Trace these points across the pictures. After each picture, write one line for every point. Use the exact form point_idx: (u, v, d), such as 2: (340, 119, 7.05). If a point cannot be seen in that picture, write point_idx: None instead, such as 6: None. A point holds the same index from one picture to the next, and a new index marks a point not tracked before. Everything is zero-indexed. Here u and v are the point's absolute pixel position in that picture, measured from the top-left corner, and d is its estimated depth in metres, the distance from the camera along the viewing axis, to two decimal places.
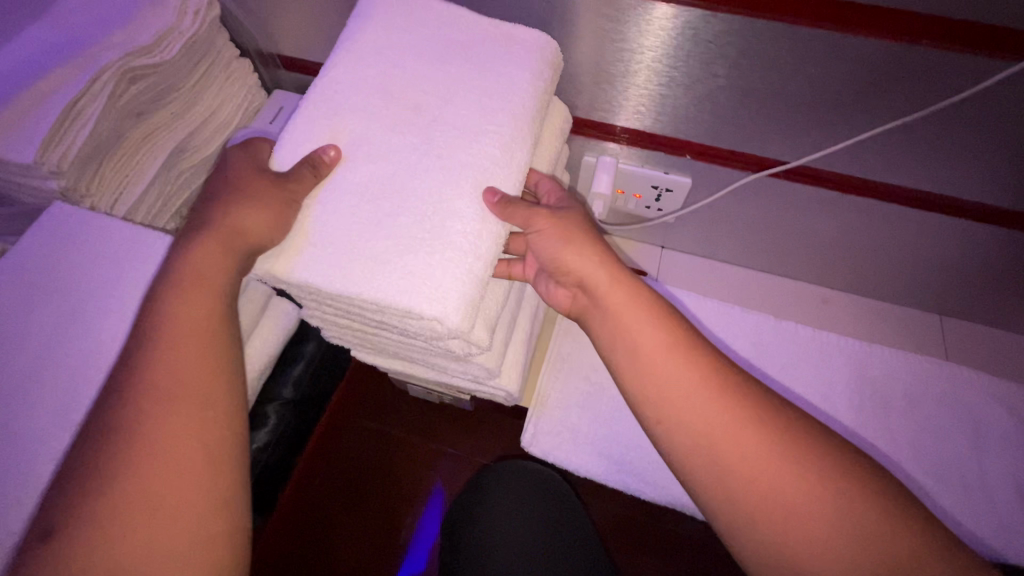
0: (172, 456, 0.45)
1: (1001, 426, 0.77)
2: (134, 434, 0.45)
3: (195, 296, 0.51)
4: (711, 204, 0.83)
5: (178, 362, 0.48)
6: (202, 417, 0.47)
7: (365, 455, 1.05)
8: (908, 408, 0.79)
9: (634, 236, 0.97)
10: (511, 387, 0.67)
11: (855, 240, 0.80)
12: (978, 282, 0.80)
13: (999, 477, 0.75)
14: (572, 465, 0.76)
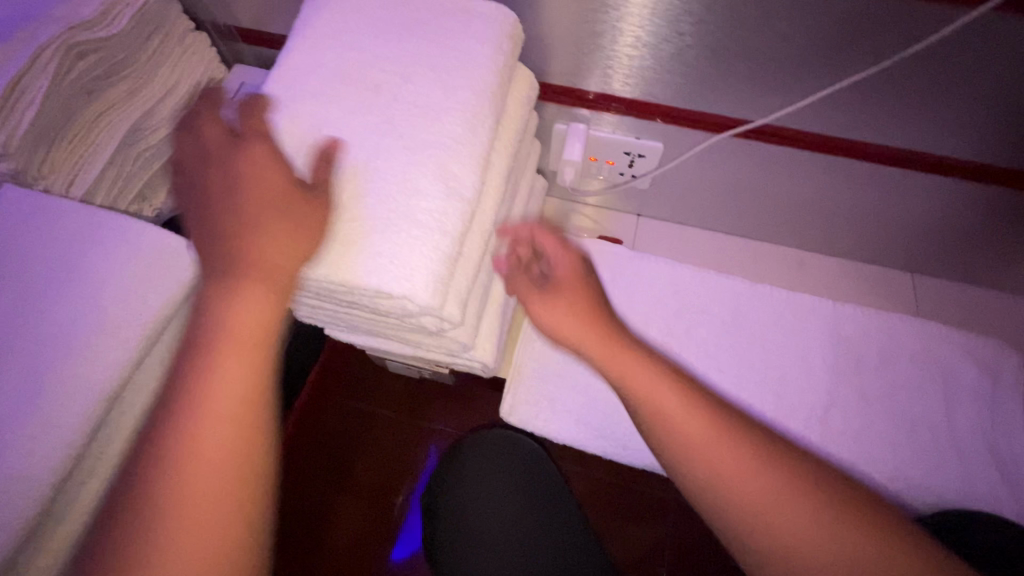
0: (214, 477, 0.45)
1: (970, 379, 0.79)
2: (193, 446, 0.46)
3: (236, 299, 0.50)
4: (685, 169, 0.82)
5: (234, 383, 0.48)
6: (239, 444, 0.47)
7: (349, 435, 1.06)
8: (882, 365, 0.80)
9: (610, 205, 0.96)
10: (489, 360, 0.66)
11: (829, 200, 0.80)
12: (950, 238, 0.80)
13: (968, 428, 0.76)
14: (551, 433, 0.76)
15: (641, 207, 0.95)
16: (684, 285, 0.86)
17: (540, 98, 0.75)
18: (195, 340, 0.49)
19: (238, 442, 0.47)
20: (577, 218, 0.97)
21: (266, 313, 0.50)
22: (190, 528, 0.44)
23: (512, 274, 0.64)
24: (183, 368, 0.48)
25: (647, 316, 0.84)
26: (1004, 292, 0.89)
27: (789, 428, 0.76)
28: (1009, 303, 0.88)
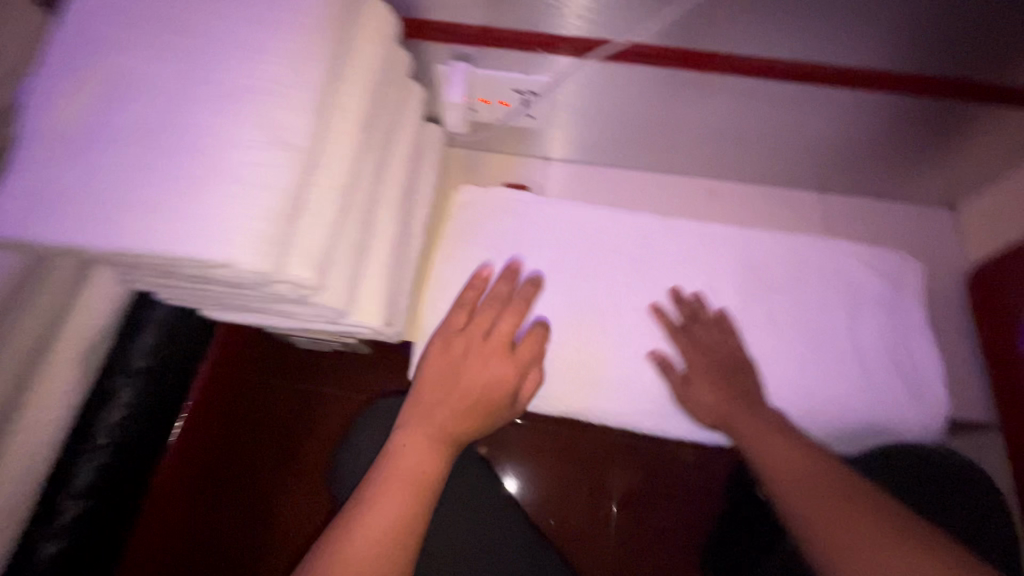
0: (381, 517, 0.56)
1: (874, 293, 0.80)
2: (386, 476, 0.59)
3: (410, 443, 0.63)
4: (582, 104, 0.77)
5: (420, 458, 0.62)
6: (394, 535, 0.55)
7: (270, 423, 1.02)
8: (789, 287, 0.80)
9: (515, 149, 0.91)
10: (376, 326, 0.62)
11: (731, 125, 0.77)
12: (853, 151, 0.79)
13: (871, 343, 0.77)
14: None
15: (548, 150, 0.90)
16: (574, 233, 0.81)
17: (411, 36, 0.68)
18: (405, 445, 0.63)
19: (397, 536, 0.55)
20: (484, 167, 0.92)
21: (509, 366, 0.69)
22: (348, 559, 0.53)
23: (456, 310, 0.72)
24: (396, 443, 0.63)
25: (518, 280, 0.78)
26: (910, 202, 0.89)
27: (705, 362, 0.75)
28: (916, 212, 0.89)
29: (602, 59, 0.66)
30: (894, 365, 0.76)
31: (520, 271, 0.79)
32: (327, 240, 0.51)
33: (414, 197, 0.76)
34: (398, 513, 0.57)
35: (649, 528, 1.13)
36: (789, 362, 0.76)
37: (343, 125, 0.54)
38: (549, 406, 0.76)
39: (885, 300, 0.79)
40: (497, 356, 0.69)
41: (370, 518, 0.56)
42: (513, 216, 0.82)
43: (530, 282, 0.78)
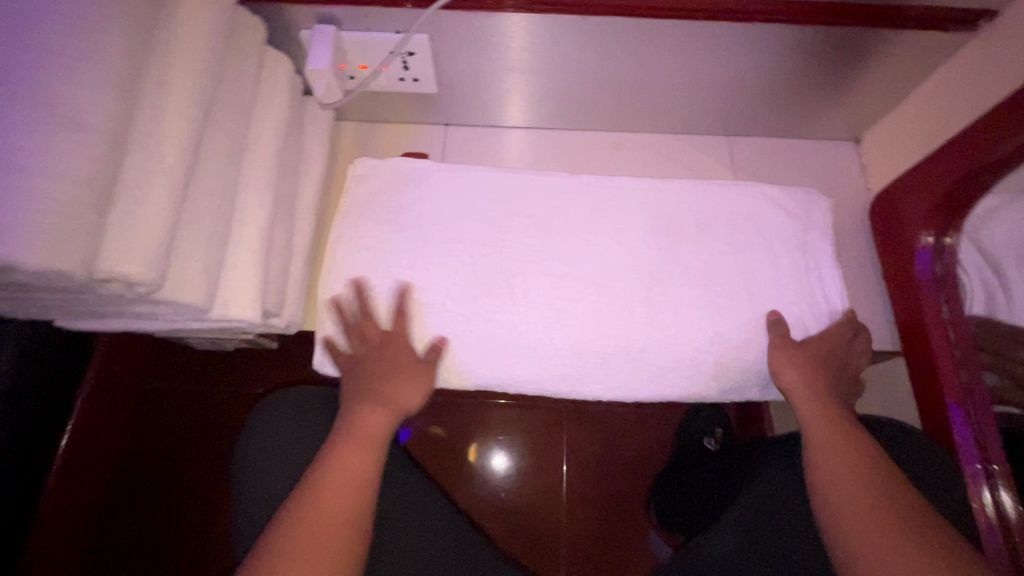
0: (351, 484, 0.59)
1: (784, 232, 0.77)
2: (352, 441, 0.63)
3: (358, 413, 0.66)
4: (466, 61, 0.72)
5: (380, 423, 0.65)
6: (359, 488, 0.59)
7: (176, 436, 0.89)
8: (700, 232, 0.76)
9: (410, 118, 0.86)
10: (253, 319, 0.58)
11: (623, 72, 0.74)
12: (751, 90, 0.77)
13: (787, 284, 0.74)
14: None
15: (445, 115, 0.86)
16: (475, 199, 0.76)
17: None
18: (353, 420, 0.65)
19: (360, 492, 0.59)
20: (379, 140, 0.87)
21: (415, 391, 0.68)
22: (320, 528, 0.55)
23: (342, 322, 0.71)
24: (358, 412, 0.66)
25: (413, 267, 0.73)
26: (816, 137, 0.88)
27: (620, 322, 0.71)
28: (823, 147, 0.88)
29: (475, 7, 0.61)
30: (809, 303, 0.74)
31: (415, 255, 0.73)
32: (161, 230, 0.46)
33: (295, 178, 0.71)
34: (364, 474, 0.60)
35: (601, 490, 1.13)
36: (708, 312, 0.72)
37: (171, 100, 0.49)
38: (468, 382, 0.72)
39: (801, 239, 0.77)
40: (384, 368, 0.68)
41: (337, 482, 0.59)
42: (405, 187, 0.76)
43: (426, 267, 0.73)
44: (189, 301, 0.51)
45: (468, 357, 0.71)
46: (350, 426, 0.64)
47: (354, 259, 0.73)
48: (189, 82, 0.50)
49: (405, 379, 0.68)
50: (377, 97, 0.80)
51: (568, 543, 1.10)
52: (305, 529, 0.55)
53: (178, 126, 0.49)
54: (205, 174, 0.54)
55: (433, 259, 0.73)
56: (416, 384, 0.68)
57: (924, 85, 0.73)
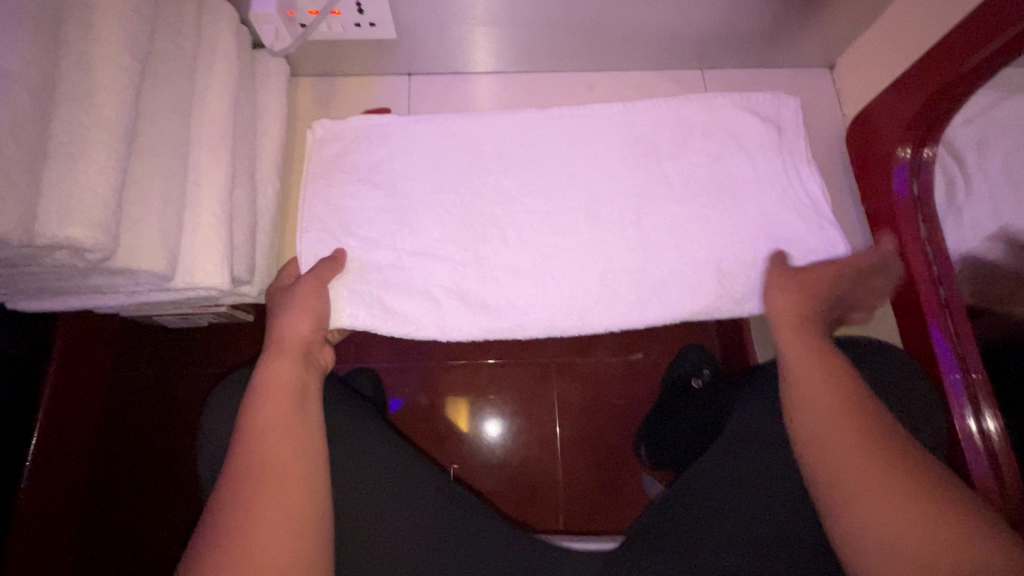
0: (274, 435, 0.50)
1: (765, 153, 0.74)
2: (259, 395, 0.53)
3: (263, 370, 0.56)
4: (421, 1, 0.68)
5: (285, 370, 0.56)
6: (288, 438, 0.50)
7: (151, 417, 0.87)
8: (677, 152, 0.74)
9: (369, 68, 0.81)
10: (222, 285, 0.55)
11: (589, 4, 0.70)
12: (722, 18, 0.74)
13: (775, 204, 0.72)
14: (389, 331, 0.68)
15: (405, 64, 0.81)
16: (446, 151, 0.73)
17: None
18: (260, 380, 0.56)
19: (292, 444, 0.50)
20: (338, 96, 0.82)
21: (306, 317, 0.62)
22: (272, 499, 0.45)
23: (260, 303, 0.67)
24: (261, 367, 0.57)
25: (392, 232, 0.70)
26: (790, 66, 0.85)
27: (608, 255, 0.70)
28: (799, 74, 0.85)
29: None
30: (797, 216, 0.72)
31: (393, 219, 0.70)
32: (108, 191, 0.43)
33: (253, 138, 0.67)
34: (288, 420, 0.51)
35: (593, 440, 1.15)
36: (693, 235, 0.71)
37: (101, 47, 0.44)
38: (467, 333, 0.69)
39: (789, 167, 0.74)
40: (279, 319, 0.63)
41: (259, 440, 0.49)
42: (364, 149, 0.73)
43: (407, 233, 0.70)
44: (147, 269, 0.48)
45: (457, 317, 0.69)
46: (252, 383, 0.55)
47: (323, 228, 0.70)
48: (118, 27, 0.45)
49: (294, 311, 0.62)
50: (331, 46, 0.75)
51: (564, 494, 1.12)
52: (240, 513, 0.44)
53: (112, 75, 0.44)
54: (151, 131, 0.50)
55: (412, 221, 0.70)
56: (300, 315, 0.62)
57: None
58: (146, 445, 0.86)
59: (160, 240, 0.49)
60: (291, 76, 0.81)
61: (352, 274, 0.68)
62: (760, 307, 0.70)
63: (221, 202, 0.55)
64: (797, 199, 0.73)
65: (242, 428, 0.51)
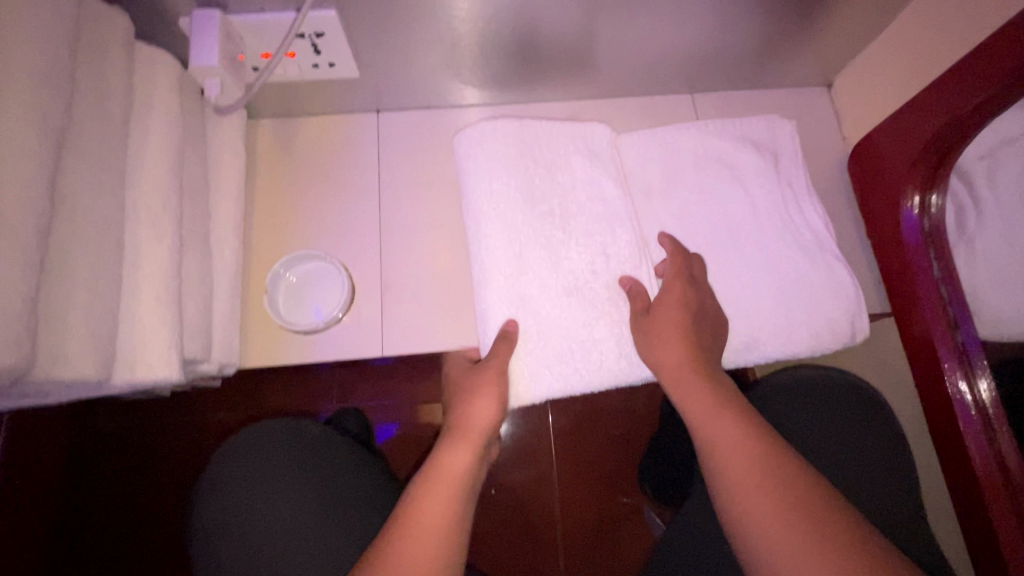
0: (428, 532, 0.49)
1: (759, 185, 0.69)
2: (428, 486, 0.53)
3: (456, 440, 0.57)
4: (385, 38, 0.62)
5: (465, 462, 0.55)
6: (445, 534, 0.49)
7: (120, 467, 0.91)
8: (668, 188, 0.69)
9: (334, 107, 0.74)
10: (171, 378, 0.49)
11: (569, 26, 0.64)
12: (712, 38, 0.69)
13: (776, 242, 0.67)
14: (603, 379, 0.61)
15: (374, 100, 0.74)
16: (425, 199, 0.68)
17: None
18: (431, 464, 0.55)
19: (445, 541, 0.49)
20: (302, 138, 0.75)
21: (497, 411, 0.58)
22: None
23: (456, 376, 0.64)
24: (440, 453, 0.56)
25: (580, 276, 0.62)
26: (785, 85, 0.80)
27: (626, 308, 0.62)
28: (795, 94, 0.80)
29: None
30: (799, 254, 0.67)
31: (545, 244, 0.62)
32: (17, 302, 0.37)
33: (206, 197, 0.61)
34: (450, 520, 0.50)
35: (589, 471, 1.10)
36: None
37: (3, 130, 0.38)
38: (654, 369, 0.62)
39: (789, 202, 0.69)
40: (467, 401, 0.59)
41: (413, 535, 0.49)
42: (584, 172, 0.65)
43: (534, 252, 0.61)
44: (76, 377, 0.42)
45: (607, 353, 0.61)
46: (429, 465, 0.55)
47: (612, 285, 0.62)
48: (22, 105, 0.39)
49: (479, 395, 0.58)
50: (292, 90, 0.69)
51: (563, 534, 1.07)
52: None
53: (18, 163, 0.38)
54: (77, 209, 0.44)
55: (540, 237, 0.62)
56: (490, 399, 0.58)
57: (897, 17, 0.65)
58: (117, 498, 0.90)
59: (94, 341, 0.43)
60: (250, 119, 0.75)
61: (558, 345, 0.60)
62: (764, 359, 0.65)
63: (167, 284, 0.49)
64: (797, 236, 0.68)
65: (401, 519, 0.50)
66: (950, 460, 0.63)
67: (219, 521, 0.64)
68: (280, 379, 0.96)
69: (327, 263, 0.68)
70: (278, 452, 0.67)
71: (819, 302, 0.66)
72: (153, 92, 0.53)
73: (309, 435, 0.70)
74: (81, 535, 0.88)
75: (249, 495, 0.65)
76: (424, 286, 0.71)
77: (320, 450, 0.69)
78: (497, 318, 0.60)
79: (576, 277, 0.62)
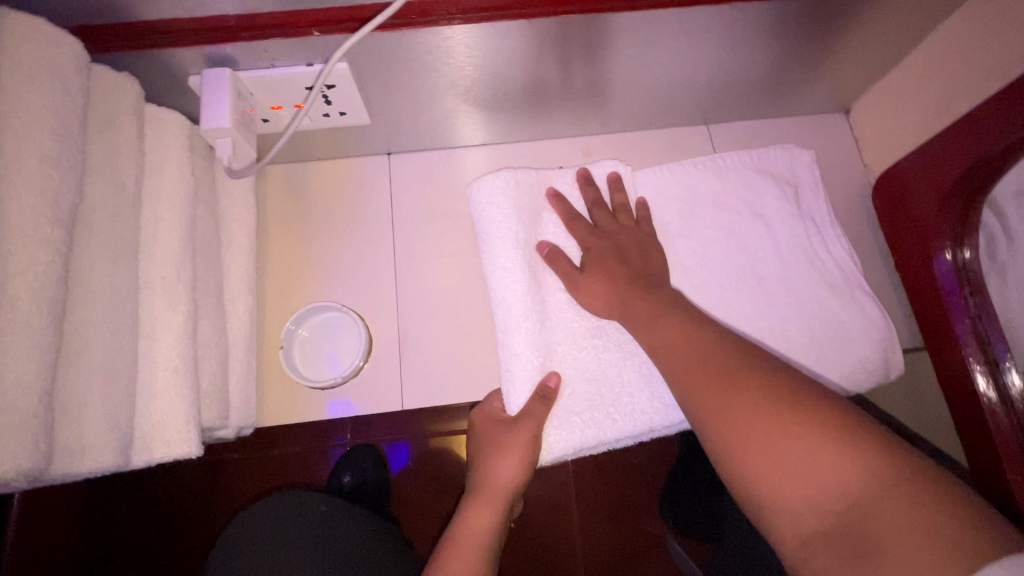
0: None
1: (782, 220, 0.68)
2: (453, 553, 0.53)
3: (477, 503, 0.57)
4: (396, 84, 0.61)
5: (485, 525, 0.55)
6: None
7: None
8: (688, 226, 0.67)
9: (343, 152, 0.73)
10: (190, 453, 0.48)
11: (582, 66, 0.63)
12: (727, 71, 0.67)
13: (801, 279, 0.66)
14: (638, 424, 0.57)
15: (383, 143, 0.73)
16: None
17: (119, 52, 0.49)
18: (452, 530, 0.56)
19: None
20: (312, 183, 0.74)
21: (517, 470, 0.56)
22: None
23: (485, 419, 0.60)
24: (459, 517, 0.57)
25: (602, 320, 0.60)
26: (800, 112, 0.78)
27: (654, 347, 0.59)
28: (811, 122, 0.79)
29: (367, 32, 0.51)
30: (827, 291, 0.65)
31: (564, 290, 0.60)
32: (33, 400, 0.36)
33: (219, 255, 0.59)
34: None
35: (608, 502, 1.08)
36: (717, 324, 0.64)
37: (16, 221, 0.37)
38: None
39: (813, 237, 0.68)
40: (493, 455, 0.57)
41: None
42: (600, 216, 0.63)
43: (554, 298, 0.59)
44: (93, 465, 0.41)
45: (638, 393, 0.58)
46: (450, 529, 0.55)
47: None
48: (34, 191, 0.38)
49: (500, 454, 0.56)
50: (301, 138, 0.68)
51: (585, 568, 1.05)
52: None
53: (31, 252, 0.37)
54: (92, 289, 0.43)
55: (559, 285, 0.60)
56: (510, 457, 0.56)
57: (917, 47, 0.64)
58: None
59: (112, 425, 0.42)
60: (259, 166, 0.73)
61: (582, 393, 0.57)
62: None
63: (182, 354, 0.48)
64: (823, 272, 0.66)
65: None
66: (994, 500, 0.61)
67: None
68: None
69: (342, 313, 0.66)
70: (295, 526, 0.63)
71: (850, 341, 0.64)
72: (164, 155, 0.52)
73: (316, 515, 0.65)
74: None
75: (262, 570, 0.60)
76: (442, 332, 0.69)
77: (340, 523, 0.65)
78: (524, 367, 0.56)
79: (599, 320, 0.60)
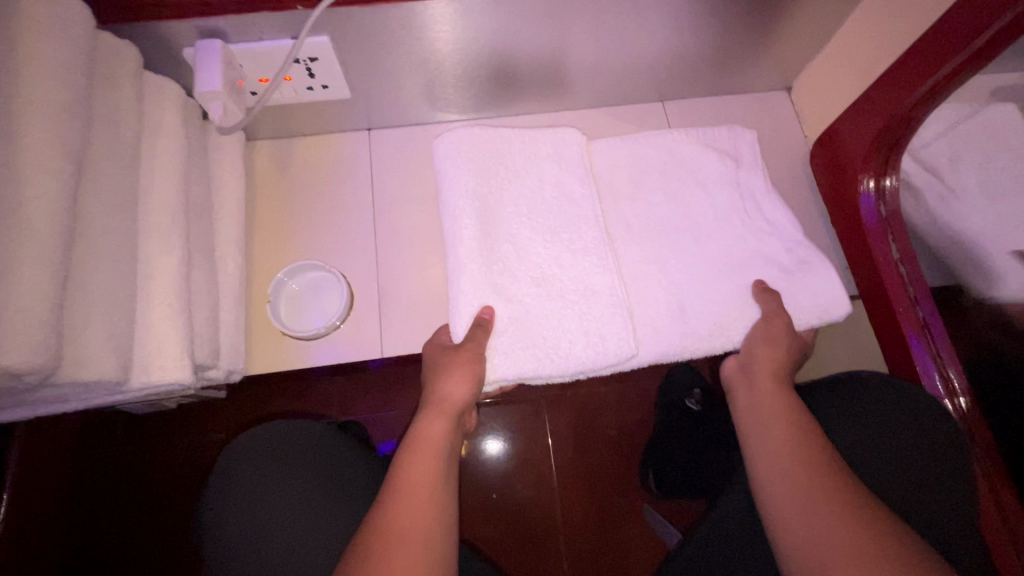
0: (414, 491, 0.52)
1: (729, 182, 0.74)
2: (411, 455, 0.56)
3: (431, 414, 0.60)
4: (372, 60, 0.67)
5: (440, 430, 0.59)
6: (428, 492, 0.52)
7: (135, 484, 0.95)
8: (640, 189, 0.74)
9: (327, 127, 0.79)
10: (183, 381, 0.52)
11: (544, 45, 0.69)
12: (678, 50, 0.74)
13: (745, 234, 0.72)
14: (564, 367, 0.63)
15: (364, 119, 0.79)
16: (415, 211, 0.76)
17: (123, 24, 0.55)
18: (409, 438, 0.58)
19: (427, 510, 0.51)
20: (297, 156, 0.79)
21: (464, 385, 0.61)
22: (393, 551, 0.48)
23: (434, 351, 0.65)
24: (416, 425, 0.60)
25: (545, 267, 0.66)
26: (748, 90, 0.86)
27: (594, 291, 0.65)
28: (758, 99, 0.86)
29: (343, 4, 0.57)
30: (769, 243, 0.72)
31: (514, 237, 0.67)
32: (45, 307, 0.41)
33: (211, 214, 0.64)
34: (431, 482, 0.53)
35: (587, 471, 1.13)
36: (668, 274, 0.70)
37: (29, 155, 0.42)
38: (619, 355, 0.64)
39: (753, 197, 0.74)
40: (443, 373, 0.62)
41: (406, 501, 0.51)
42: (552, 177, 0.70)
43: (505, 247, 0.66)
44: (98, 378, 0.46)
45: (569, 338, 0.64)
46: (408, 437, 0.58)
47: (576, 275, 0.66)
48: (45, 131, 0.43)
49: (450, 372, 0.61)
50: (287, 112, 0.74)
51: (565, 536, 1.09)
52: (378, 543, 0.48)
53: (44, 181, 0.42)
54: (95, 226, 0.48)
55: (509, 235, 0.67)
56: (459, 373, 0.61)
57: (843, 25, 0.72)
58: (130, 514, 0.94)
59: (115, 344, 0.47)
60: (248, 140, 0.79)
61: (510, 332, 0.64)
62: (717, 346, 0.69)
63: (177, 291, 0.53)
64: (766, 227, 0.73)
65: (392, 483, 0.53)
66: None
67: (236, 525, 0.67)
68: (281, 394, 1.00)
69: (326, 271, 0.71)
70: (279, 454, 0.71)
71: (787, 287, 0.70)
72: (161, 117, 0.57)
73: (313, 437, 0.72)
74: (97, 551, 0.92)
75: (255, 493, 0.68)
76: (417, 290, 0.75)
77: (314, 448, 0.71)
78: (469, 303, 0.63)
79: (538, 269, 0.66)
